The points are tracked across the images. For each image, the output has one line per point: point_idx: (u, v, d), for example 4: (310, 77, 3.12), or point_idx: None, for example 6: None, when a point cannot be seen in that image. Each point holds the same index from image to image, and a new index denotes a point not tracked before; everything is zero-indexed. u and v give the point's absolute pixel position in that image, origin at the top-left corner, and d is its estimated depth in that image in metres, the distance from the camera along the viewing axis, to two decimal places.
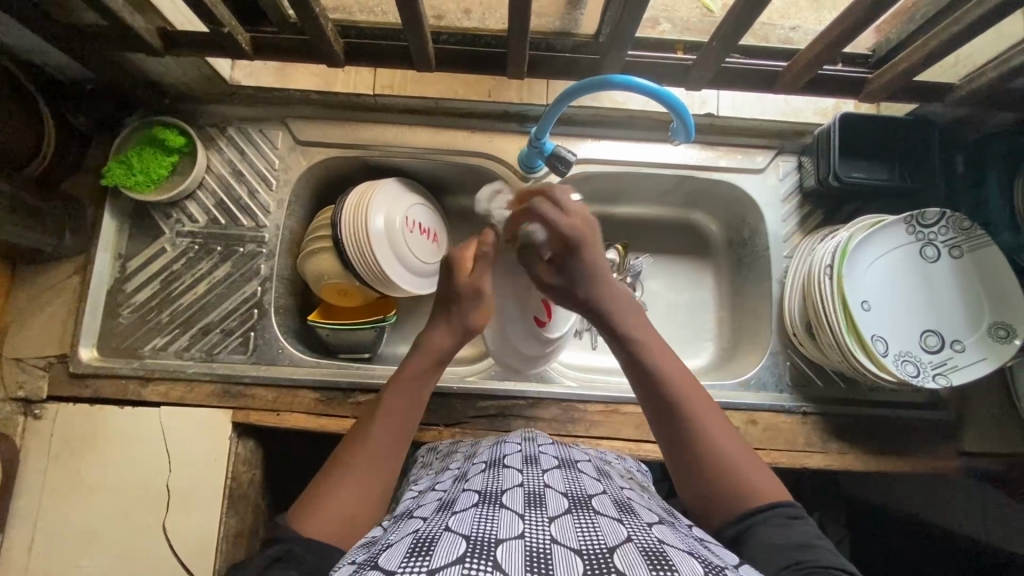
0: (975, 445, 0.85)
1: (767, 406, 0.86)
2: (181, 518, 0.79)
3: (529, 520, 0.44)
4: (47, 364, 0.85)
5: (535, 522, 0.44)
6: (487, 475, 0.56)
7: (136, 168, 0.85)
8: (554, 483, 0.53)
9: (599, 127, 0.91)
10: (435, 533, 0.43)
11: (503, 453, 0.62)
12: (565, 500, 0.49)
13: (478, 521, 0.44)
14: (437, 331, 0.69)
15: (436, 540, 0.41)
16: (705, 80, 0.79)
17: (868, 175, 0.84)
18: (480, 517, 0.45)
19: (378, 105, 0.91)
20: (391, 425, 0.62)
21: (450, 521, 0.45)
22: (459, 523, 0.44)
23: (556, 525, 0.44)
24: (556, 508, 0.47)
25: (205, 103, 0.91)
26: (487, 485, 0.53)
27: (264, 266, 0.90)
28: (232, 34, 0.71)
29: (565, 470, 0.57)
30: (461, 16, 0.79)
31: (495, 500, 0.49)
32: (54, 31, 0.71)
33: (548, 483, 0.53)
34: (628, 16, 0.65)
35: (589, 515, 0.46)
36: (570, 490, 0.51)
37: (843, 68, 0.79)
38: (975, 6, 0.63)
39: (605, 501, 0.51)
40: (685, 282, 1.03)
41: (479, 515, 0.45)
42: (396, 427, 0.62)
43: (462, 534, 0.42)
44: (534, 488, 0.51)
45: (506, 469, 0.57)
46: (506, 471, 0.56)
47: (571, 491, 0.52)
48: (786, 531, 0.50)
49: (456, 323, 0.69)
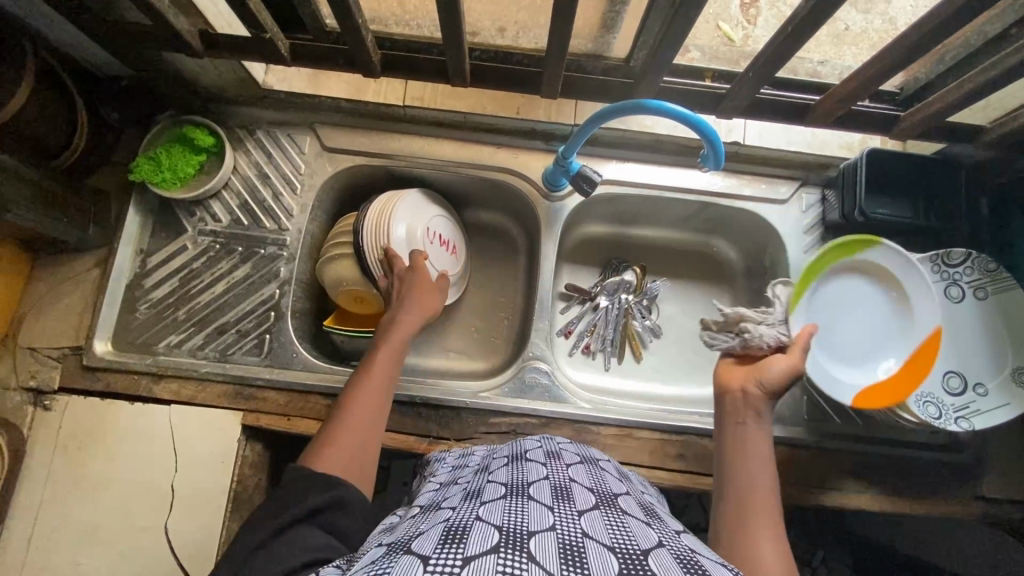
0: (995, 490, 0.83)
1: (783, 439, 0.85)
2: (184, 519, 0.78)
3: (559, 512, 0.46)
4: (60, 355, 0.85)
5: (565, 515, 0.46)
6: (511, 467, 0.58)
7: (164, 166, 0.86)
8: (578, 478, 0.55)
9: (625, 150, 0.92)
10: (467, 521, 0.44)
11: (523, 448, 0.64)
12: (591, 495, 0.51)
13: (508, 513, 0.45)
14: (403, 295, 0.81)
15: (469, 528, 0.43)
16: (738, 108, 0.79)
17: (892, 212, 0.84)
18: (510, 509, 0.46)
19: (407, 117, 0.92)
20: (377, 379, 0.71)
21: (480, 511, 0.47)
22: (490, 513, 0.45)
23: (584, 520, 0.46)
24: (584, 502, 0.49)
25: (237, 105, 0.92)
26: (512, 478, 0.55)
27: (284, 269, 0.90)
28: (273, 40, 0.72)
29: (587, 466, 0.60)
30: (495, 34, 0.79)
31: (522, 493, 0.50)
32: (98, 26, 0.72)
33: (572, 478, 0.55)
34: (668, 42, 0.66)
35: (617, 514, 0.49)
36: (595, 487, 0.54)
37: (873, 105, 0.80)
38: (1014, 51, 0.63)
39: (631, 502, 0.54)
40: (702, 308, 1.03)
41: (509, 508, 0.46)
42: (380, 380, 0.71)
43: (494, 524, 0.43)
44: (560, 482, 0.53)
45: (529, 462, 0.59)
46: (529, 465, 0.58)
47: (596, 487, 0.54)
48: None
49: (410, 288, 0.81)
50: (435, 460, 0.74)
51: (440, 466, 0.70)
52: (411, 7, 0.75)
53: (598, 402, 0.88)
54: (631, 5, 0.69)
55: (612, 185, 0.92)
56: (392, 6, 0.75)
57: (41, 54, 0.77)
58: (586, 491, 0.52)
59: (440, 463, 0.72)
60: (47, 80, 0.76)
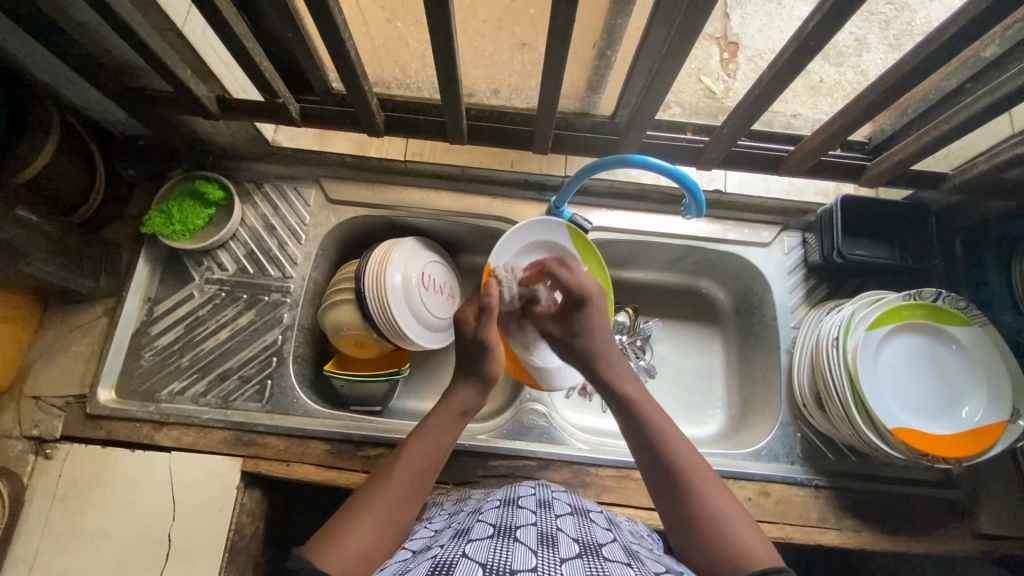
0: (994, 526, 0.84)
1: (779, 478, 0.86)
2: (181, 569, 0.78)
3: (543, 556, 0.48)
4: (63, 404, 0.86)
5: (548, 559, 0.47)
6: (502, 511, 0.59)
7: (175, 219, 0.90)
8: (566, 527, 0.56)
9: (613, 199, 0.97)
10: (453, 558, 0.46)
11: (518, 494, 0.64)
12: (576, 544, 0.52)
13: (494, 552, 0.47)
14: (458, 385, 0.69)
15: (453, 564, 0.45)
16: (716, 160, 0.84)
17: (870, 253, 0.88)
18: (496, 547, 0.48)
19: (409, 170, 0.97)
20: (413, 469, 0.61)
21: (467, 548, 0.48)
22: (475, 551, 0.47)
23: (566, 567, 0.47)
24: (567, 550, 0.50)
25: (246, 161, 0.98)
26: (502, 520, 0.55)
27: (287, 315, 0.93)
28: (286, 104, 0.78)
29: (576, 517, 0.60)
30: (490, 95, 0.85)
31: (509, 534, 0.51)
32: (121, 93, 0.78)
33: (560, 527, 0.56)
34: (649, 103, 0.71)
35: (599, 561, 0.50)
36: (581, 537, 0.55)
37: (843, 156, 0.86)
38: (965, 107, 0.69)
39: (615, 549, 0.54)
40: (694, 348, 1.05)
41: (494, 546, 0.48)
42: (417, 472, 0.62)
43: (478, 562, 0.45)
44: (547, 529, 0.54)
45: (519, 509, 0.59)
46: (520, 510, 0.58)
47: (582, 537, 0.55)
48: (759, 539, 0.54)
49: (472, 373, 0.69)
50: (431, 504, 0.73)
51: (435, 510, 0.70)
52: (412, 73, 0.83)
53: (595, 443, 0.89)
54: (614, 69, 0.76)
55: (603, 233, 0.96)
56: (395, 71, 0.82)
57: (66, 118, 0.82)
58: (572, 540, 0.53)
59: (436, 508, 0.70)
60: (69, 140, 0.81)
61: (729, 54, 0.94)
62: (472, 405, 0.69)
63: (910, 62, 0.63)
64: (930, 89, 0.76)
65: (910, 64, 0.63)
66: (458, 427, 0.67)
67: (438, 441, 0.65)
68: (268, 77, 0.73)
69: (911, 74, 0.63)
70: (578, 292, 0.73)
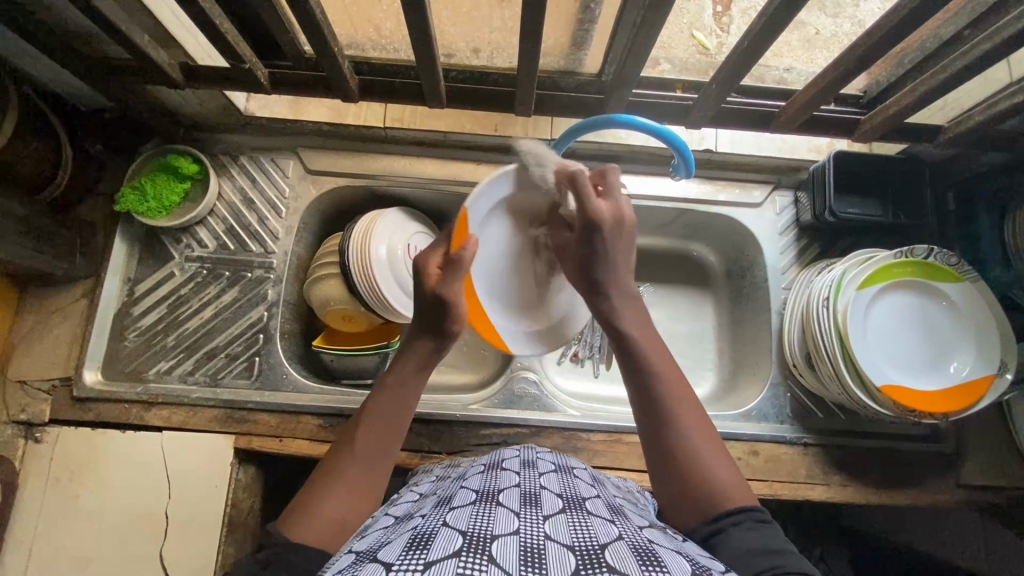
0: (977, 477, 0.86)
1: (769, 436, 0.87)
2: (179, 544, 0.79)
3: (525, 517, 0.48)
4: (50, 387, 0.85)
5: (530, 520, 0.47)
6: (486, 475, 0.59)
7: (149, 194, 0.87)
8: (550, 485, 0.56)
9: (602, 161, 0.94)
10: (433, 528, 0.46)
11: (502, 457, 0.64)
12: (559, 501, 0.52)
13: (475, 518, 0.47)
14: (415, 338, 0.66)
15: (434, 534, 0.44)
16: (706, 118, 0.82)
17: (862, 211, 0.87)
18: (478, 514, 0.48)
19: (389, 138, 0.94)
20: (379, 428, 0.61)
21: (447, 517, 0.48)
22: (455, 520, 0.47)
23: (549, 524, 0.47)
24: (550, 508, 0.51)
25: (219, 132, 0.94)
26: (485, 484, 0.56)
27: (271, 291, 0.91)
28: (252, 70, 0.75)
29: (561, 474, 0.60)
30: (470, 55, 0.81)
31: (492, 499, 0.51)
32: (78, 62, 0.74)
33: (544, 485, 0.56)
34: (634, 58, 0.68)
35: (583, 516, 0.50)
36: (565, 492, 0.55)
37: (838, 109, 0.82)
38: (962, 55, 0.66)
39: (599, 504, 0.55)
40: (686, 311, 1.05)
41: (476, 513, 0.48)
42: (384, 430, 0.61)
43: (459, 529, 0.45)
44: (531, 489, 0.54)
45: (504, 471, 0.59)
46: (503, 473, 0.59)
47: (565, 493, 0.55)
48: (736, 485, 0.54)
49: (426, 325, 0.65)
50: (424, 472, 0.74)
51: (426, 478, 0.70)
52: (386, 33, 0.79)
53: (588, 409, 0.89)
54: (598, 25, 0.73)
55: None
56: (368, 31, 0.79)
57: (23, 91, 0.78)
58: (555, 497, 0.53)
59: (427, 475, 0.71)
60: (29, 116, 0.77)
61: (722, 7, 0.89)
62: (432, 348, 0.66)
63: (906, 8, 0.60)
64: (927, 37, 0.73)
65: (905, 9, 0.60)
66: (421, 378, 0.65)
67: (398, 395, 0.63)
68: (230, 41, 0.69)
69: (908, 21, 0.60)
70: (597, 219, 0.64)
